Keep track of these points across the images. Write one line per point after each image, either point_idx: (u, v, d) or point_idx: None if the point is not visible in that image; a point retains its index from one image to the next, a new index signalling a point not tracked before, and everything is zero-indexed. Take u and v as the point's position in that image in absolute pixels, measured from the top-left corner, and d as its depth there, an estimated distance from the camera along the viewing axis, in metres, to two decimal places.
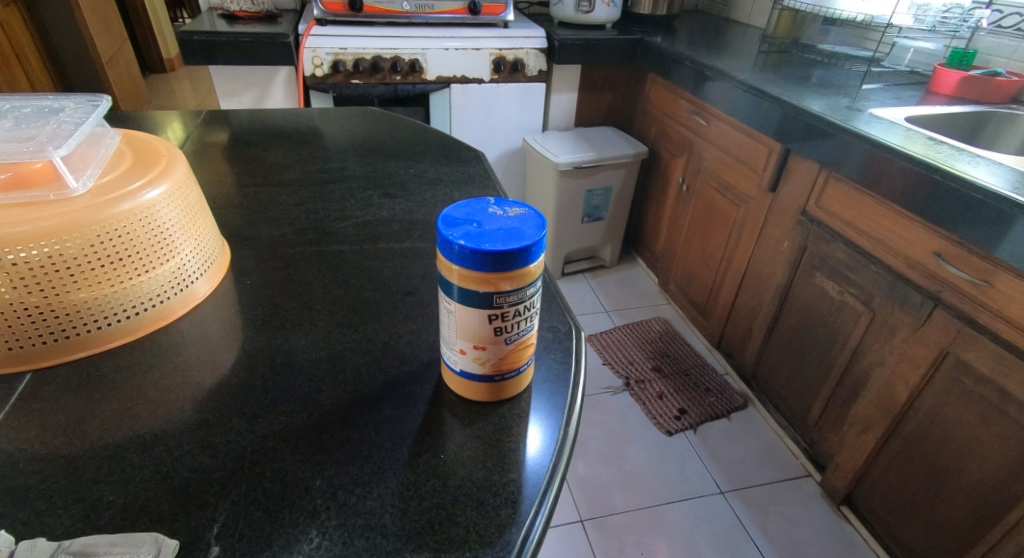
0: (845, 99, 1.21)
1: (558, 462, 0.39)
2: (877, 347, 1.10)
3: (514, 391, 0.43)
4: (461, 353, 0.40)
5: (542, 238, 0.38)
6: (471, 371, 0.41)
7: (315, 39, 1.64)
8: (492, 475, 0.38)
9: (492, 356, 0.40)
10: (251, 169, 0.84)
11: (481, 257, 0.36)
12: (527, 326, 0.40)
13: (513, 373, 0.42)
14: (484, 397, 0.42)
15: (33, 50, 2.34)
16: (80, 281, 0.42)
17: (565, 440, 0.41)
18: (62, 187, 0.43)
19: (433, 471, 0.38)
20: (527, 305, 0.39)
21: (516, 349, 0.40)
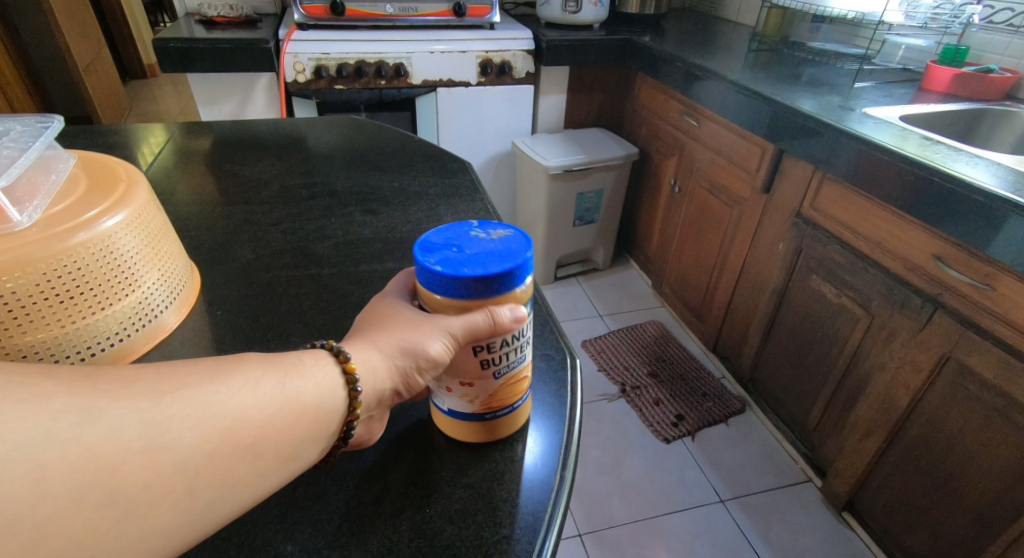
0: (837, 98, 1.19)
1: (553, 513, 0.37)
2: (876, 351, 1.08)
3: (507, 429, 0.42)
4: (446, 391, 0.39)
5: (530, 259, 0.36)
6: (458, 410, 0.39)
7: (296, 44, 1.60)
8: (483, 531, 0.36)
9: (479, 394, 0.38)
10: (229, 184, 0.81)
11: (459, 284, 0.35)
12: (518, 359, 0.38)
13: (504, 410, 0.40)
14: (473, 436, 0.41)
15: (6, 58, 2.28)
16: (29, 322, 0.39)
17: (562, 486, 0.39)
18: (5, 220, 0.39)
19: (418, 529, 0.36)
20: (516, 335, 0.37)
21: (505, 385, 0.39)
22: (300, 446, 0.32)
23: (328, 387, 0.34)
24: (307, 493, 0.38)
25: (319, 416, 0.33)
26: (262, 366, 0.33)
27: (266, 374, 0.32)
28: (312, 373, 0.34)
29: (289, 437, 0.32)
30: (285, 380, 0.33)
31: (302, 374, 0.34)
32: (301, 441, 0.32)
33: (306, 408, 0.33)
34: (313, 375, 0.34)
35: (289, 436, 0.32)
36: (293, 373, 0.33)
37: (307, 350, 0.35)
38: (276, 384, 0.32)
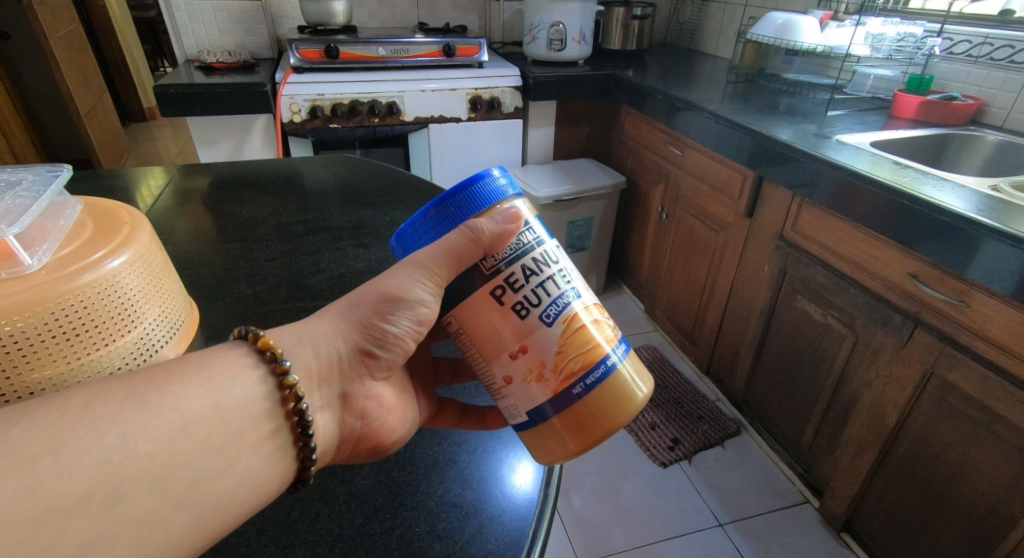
0: (812, 126, 1.25)
1: (537, 533, 0.41)
2: (863, 369, 1.10)
3: (607, 404, 0.41)
4: (517, 383, 0.41)
5: (494, 186, 0.42)
6: (539, 395, 0.40)
7: (292, 86, 1.65)
8: (469, 548, 0.39)
9: (546, 361, 0.40)
10: (227, 223, 0.84)
11: (428, 218, 0.42)
12: (560, 295, 0.40)
13: (591, 373, 0.40)
14: (581, 427, 0.41)
15: (8, 105, 2.34)
16: (36, 360, 0.40)
17: (545, 509, 0.43)
18: (15, 264, 0.41)
19: (406, 549, 0.39)
20: (531, 262, 0.40)
21: (568, 335, 0.40)
22: (193, 472, 0.31)
23: (221, 399, 0.34)
24: (303, 513, 0.41)
25: (212, 436, 0.33)
26: (108, 390, 0.31)
27: (110, 402, 0.31)
28: (194, 389, 0.33)
29: (159, 471, 0.30)
30: (143, 403, 0.31)
31: (173, 392, 0.32)
32: (190, 468, 0.31)
33: (186, 430, 0.32)
34: (195, 390, 0.33)
35: (159, 469, 0.30)
36: (164, 391, 0.32)
37: (203, 357, 0.36)
38: (118, 413, 0.30)
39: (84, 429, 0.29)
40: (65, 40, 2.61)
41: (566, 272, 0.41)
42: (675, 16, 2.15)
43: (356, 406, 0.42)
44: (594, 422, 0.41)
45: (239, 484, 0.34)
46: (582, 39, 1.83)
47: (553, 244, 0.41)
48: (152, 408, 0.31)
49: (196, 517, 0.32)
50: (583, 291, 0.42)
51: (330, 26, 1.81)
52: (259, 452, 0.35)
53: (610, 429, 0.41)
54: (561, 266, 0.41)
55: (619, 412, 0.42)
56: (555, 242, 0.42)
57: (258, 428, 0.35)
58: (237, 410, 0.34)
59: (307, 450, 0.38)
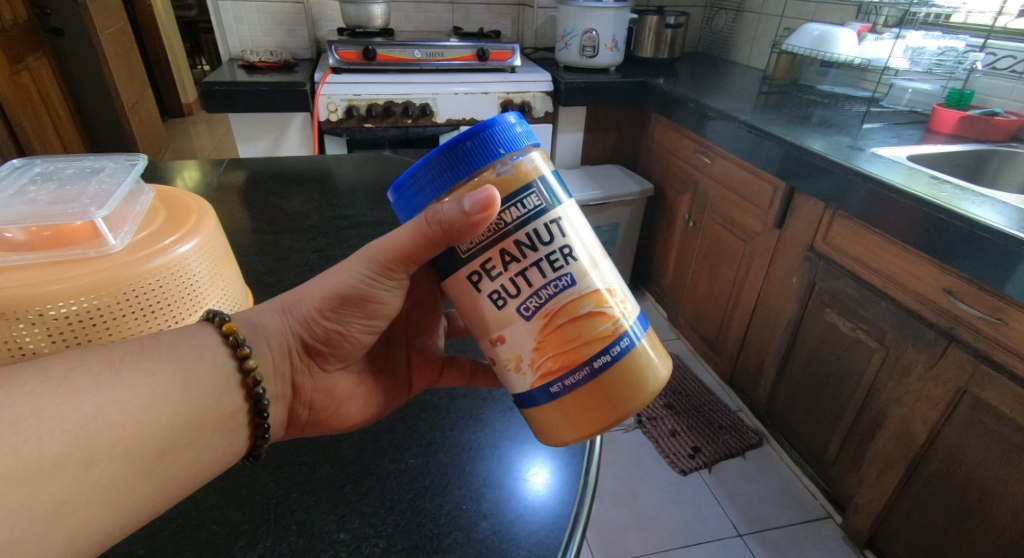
0: (846, 138, 1.24)
1: (579, 515, 0.43)
2: (893, 385, 1.09)
3: (592, 405, 0.41)
4: (500, 368, 0.42)
5: (494, 140, 0.39)
6: (519, 385, 0.42)
7: (330, 86, 1.70)
8: (516, 526, 0.41)
9: (523, 356, 0.41)
10: (272, 216, 0.87)
11: (425, 168, 0.40)
12: (544, 286, 0.39)
13: (571, 374, 0.40)
14: (558, 424, 0.42)
15: (59, 98, 2.43)
16: (114, 335, 0.43)
17: (587, 491, 0.45)
18: (100, 245, 0.45)
19: (456, 524, 0.41)
20: (512, 246, 0.39)
21: (547, 332, 0.40)
22: (160, 442, 0.34)
23: (189, 377, 0.36)
24: (358, 490, 0.44)
25: (181, 411, 0.35)
26: (84, 361, 0.33)
27: (86, 372, 0.33)
28: (165, 365, 0.36)
29: (130, 441, 0.33)
30: (117, 376, 0.34)
31: (145, 367, 0.35)
32: (158, 438, 0.34)
33: (156, 404, 0.34)
34: (165, 367, 0.36)
35: (131, 439, 0.33)
36: (135, 364, 0.34)
37: (172, 336, 0.38)
38: (93, 384, 0.32)
39: (62, 396, 0.31)
40: (113, 39, 2.72)
41: (557, 256, 0.39)
42: (708, 25, 2.15)
43: (305, 398, 0.46)
44: (573, 421, 0.42)
45: (200, 458, 0.37)
46: (614, 47, 1.84)
47: (547, 222, 0.39)
48: (126, 380, 0.34)
49: (160, 484, 0.35)
50: (578, 278, 0.40)
51: (368, 29, 1.85)
52: (223, 428, 0.38)
53: (589, 431, 0.42)
54: (551, 248, 0.39)
55: (603, 416, 0.41)
56: (552, 217, 0.39)
57: (222, 406, 0.38)
58: (203, 388, 0.37)
59: (260, 429, 0.41)
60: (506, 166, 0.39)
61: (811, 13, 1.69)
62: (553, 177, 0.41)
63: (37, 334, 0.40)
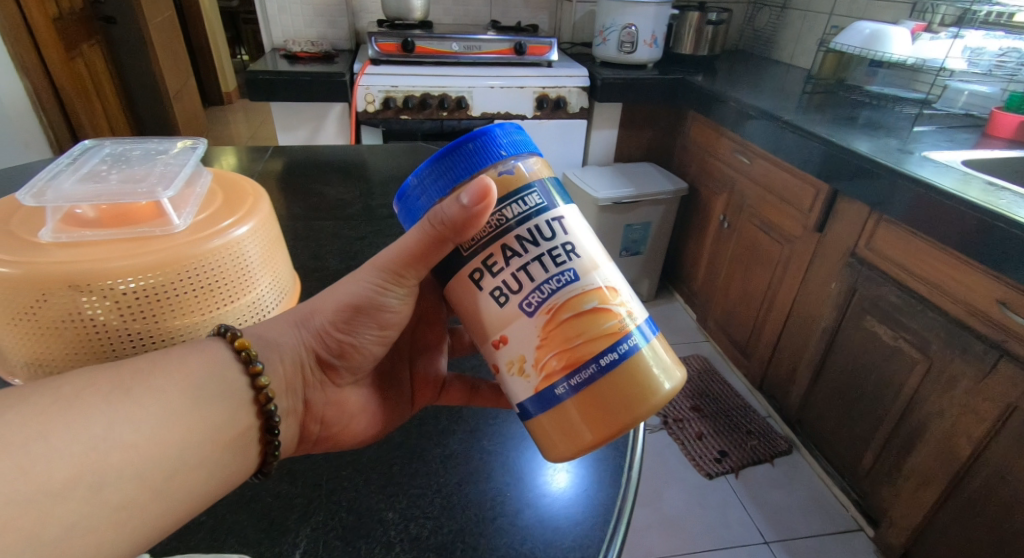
0: (894, 141, 1.21)
1: (622, 505, 0.43)
2: (935, 397, 1.06)
3: (600, 408, 0.37)
4: (502, 374, 0.39)
5: (496, 143, 0.39)
6: (522, 391, 0.39)
7: (368, 77, 1.72)
8: (559, 513, 0.42)
9: (526, 356, 0.38)
10: (314, 204, 0.89)
11: (428, 170, 0.40)
12: (546, 280, 0.37)
13: (578, 373, 0.37)
14: (565, 431, 0.38)
15: (109, 84, 2.51)
16: (175, 312, 0.46)
17: (630, 482, 0.45)
18: (164, 224, 0.47)
19: (499, 509, 0.42)
20: (513, 241, 0.38)
21: (550, 328, 0.37)
22: (172, 463, 0.34)
23: (201, 394, 0.36)
24: (403, 470, 0.45)
25: (192, 430, 0.35)
26: (96, 380, 0.33)
27: (97, 392, 0.32)
28: (176, 382, 0.35)
29: (141, 461, 0.32)
30: (128, 395, 0.33)
31: (156, 385, 0.34)
32: (170, 459, 0.34)
33: (168, 424, 0.34)
34: (176, 385, 0.35)
35: (141, 460, 0.32)
36: (147, 383, 0.34)
37: (184, 351, 0.37)
38: (105, 405, 0.32)
39: (73, 417, 0.31)
40: (160, 27, 2.79)
41: (559, 251, 0.37)
42: (750, 21, 2.11)
43: (316, 414, 0.44)
44: (581, 427, 0.38)
45: (213, 475, 0.36)
46: (653, 43, 1.81)
47: (550, 218, 0.38)
48: (137, 400, 0.33)
49: (171, 505, 0.34)
50: (582, 273, 0.38)
51: (408, 21, 1.87)
52: (234, 445, 0.37)
53: (599, 437, 0.38)
54: (553, 244, 0.38)
55: (613, 419, 0.37)
56: (554, 214, 0.38)
57: (234, 424, 0.37)
58: (215, 406, 0.36)
59: (270, 446, 0.40)
60: (507, 166, 0.39)
61: (861, 10, 1.65)
62: (556, 181, 0.40)
63: (107, 306, 0.43)
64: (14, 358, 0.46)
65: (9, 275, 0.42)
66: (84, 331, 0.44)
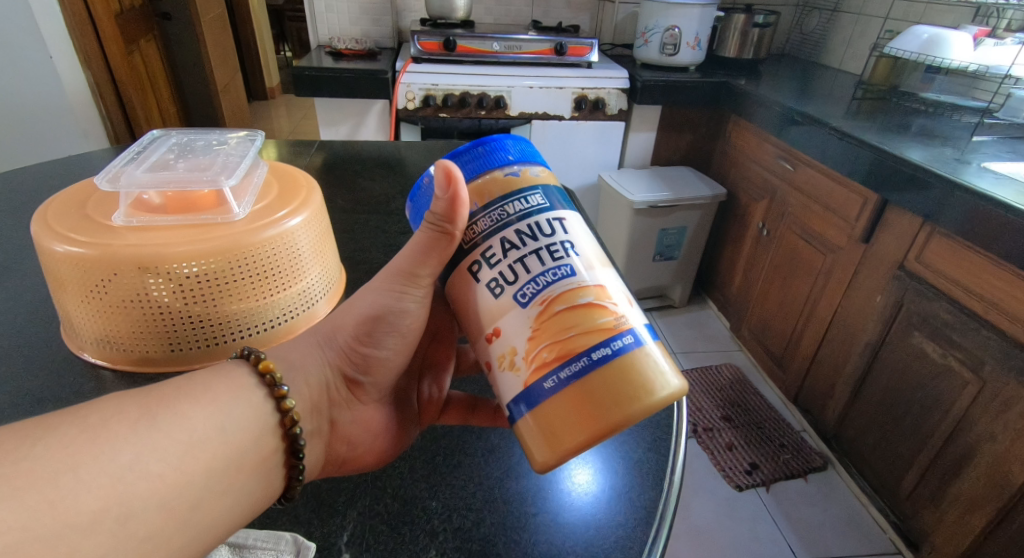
0: (951, 151, 1.17)
1: (665, 507, 0.42)
2: (986, 420, 1.02)
3: (591, 405, 0.34)
4: (493, 370, 0.37)
5: (505, 150, 0.40)
6: (511, 387, 0.36)
7: (410, 75, 1.74)
8: (602, 511, 0.41)
9: (517, 348, 0.36)
10: (357, 198, 0.91)
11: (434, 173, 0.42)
12: (542, 273, 0.36)
13: (569, 364, 0.34)
14: (554, 429, 0.34)
15: (163, 77, 2.61)
16: (232, 297, 0.48)
17: (673, 485, 0.43)
18: (225, 212, 0.49)
19: (539, 504, 0.42)
20: (512, 235, 0.37)
21: (543, 318, 0.35)
22: (196, 492, 0.32)
23: (226, 421, 0.34)
24: (443, 461, 0.46)
25: (217, 456, 0.33)
26: (122, 408, 0.31)
27: (124, 421, 0.31)
28: (201, 409, 0.33)
29: (167, 491, 0.31)
30: (153, 424, 0.31)
31: (182, 412, 0.32)
32: (194, 488, 0.32)
33: (193, 452, 0.32)
34: (201, 412, 0.33)
35: (168, 489, 0.31)
36: (172, 411, 0.32)
37: (206, 377, 0.35)
38: (131, 434, 0.30)
39: (100, 448, 0.29)
40: (212, 23, 2.88)
41: (558, 248, 0.36)
42: (798, 25, 2.06)
43: (341, 433, 0.43)
44: (570, 424, 0.34)
45: (236, 503, 0.34)
46: (697, 45, 1.78)
47: (550, 217, 0.37)
48: (163, 428, 0.31)
49: (197, 535, 0.32)
50: (579, 270, 0.36)
51: (450, 20, 1.88)
52: (257, 472, 0.35)
53: (590, 436, 0.34)
54: (552, 240, 0.37)
55: (606, 417, 0.34)
56: (556, 215, 0.38)
57: (258, 449, 0.35)
58: (239, 432, 0.34)
59: (294, 470, 0.38)
60: (512, 169, 0.39)
61: (919, 15, 1.60)
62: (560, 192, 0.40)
63: (171, 288, 0.46)
64: (84, 333, 0.49)
65: (85, 254, 0.44)
66: (149, 309, 0.47)
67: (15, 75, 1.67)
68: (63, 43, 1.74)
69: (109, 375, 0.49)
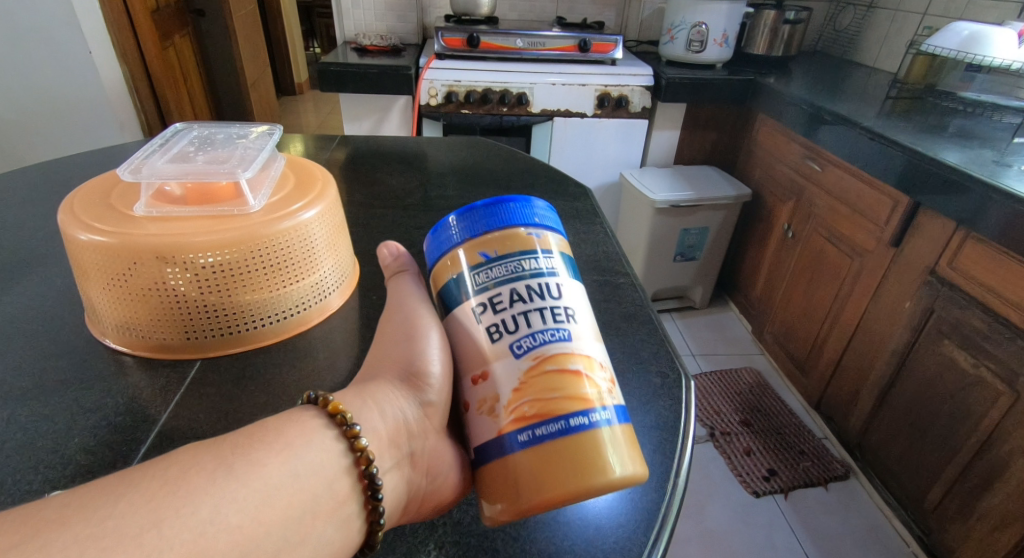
0: (990, 153, 1.13)
1: (668, 510, 0.41)
2: (1018, 434, 0.98)
3: (555, 471, 0.33)
4: (471, 412, 0.37)
5: (531, 212, 0.41)
6: (486, 431, 0.35)
7: (433, 71, 1.75)
8: (602, 510, 0.41)
9: (500, 396, 0.35)
10: (375, 193, 0.91)
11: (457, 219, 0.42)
12: (542, 330, 0.36)
13: (545, 424, 0.34)
14: (514, 482, 0.34)
15: (196, 71, 2.67)
16: (248, 288, 0.50)
17: (677, 486, 0.43)
18: (242, 204, 0.50)
19: None
20: (523, 288, 0.37)
21: (530, 374, 0.35)
22: (275, 542, 0.29)
23: (301, 466, 0.31)
24: None
25: (294, 502, 0.30)
26: (199, 459, 0.29)
27: (201, 472, 0.29)
28: (276, 455, 0.31)
29: (248, 543, 0.28)
30: (231, 474, 0.29)
31: (257, 458, 0.30)
32: (273, 537, 0.29)
33: (270, 500, 0.29)
34: (277, 458, 0.31)
35: (248, 542, 0.28)
36: (248, 458, 0.30)
37: (278, 421, 0.33)
38: (210, 485, 0.28)
39: (179, 501, 0.27)
40: (244, 19, 2.94)
41: (561, 311, 0.37)
42: (832, 21, 2.01)
43: (421, 464, 0.38)
44: (531, 483, 0.33)
45: (315, 553, 0.31)
46: (724, 42, 1.75)
47: (560, 282, 0.38)
48: (240, 477, 0.29)
49: None
50: (576, 336, 0.36)
51: (474, 16, 1.88)
52: (336, 517, 0.32)
53: (546, 498, 0.33)
54: (556, 303, 0.37)
55: (566, 484, 0.33)
56: (565, 280, 0.38)
57: (334, 493, 0.32)
58: (316, 476, 0.31)
59: (376, 514, 0.34)
60: (534, 231, 0.40)
61: (959, 11, 1.54)
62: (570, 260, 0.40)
63: (188, 278, 0.47)
64: (106, 318, 0.50)
65: (108, 243, 0.45)
66: (167, 298, 0.48)
67: (55, 70, 1.73)
68: (101, 39, 1.79)
69: (131, 361, 0.50)
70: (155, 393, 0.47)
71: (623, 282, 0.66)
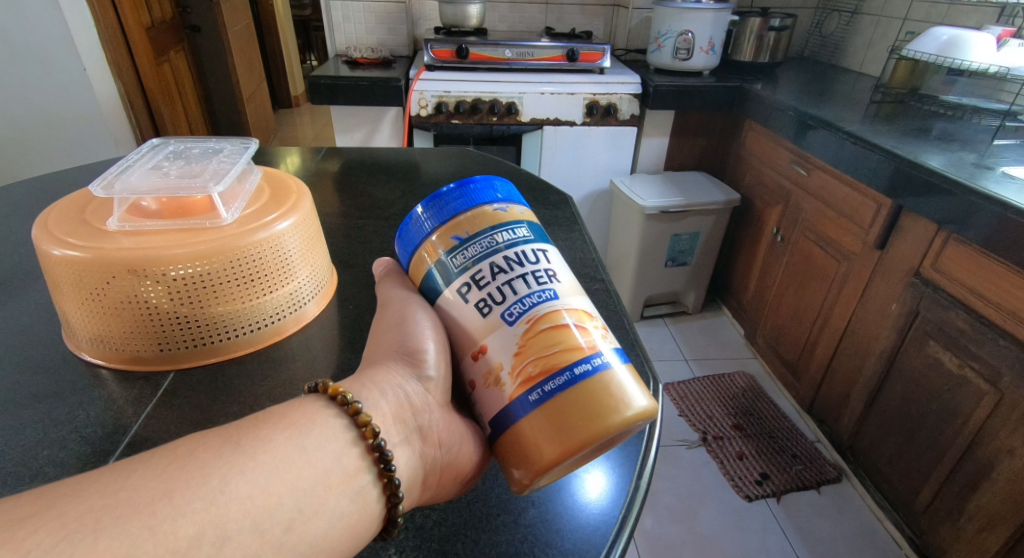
0: (971, 156, 1.14)
1: (627, 513, 0.42)
2: (1004, 434, 0.98)
3: (575, 420, 0.34)
4: (478, 388, 0.37)
5: (493, 188, 0.41)
6: (496, 402, 0.36)
7: (423, 83, 1.76)
8: (562, 515, 0.41)
9: (502, 365, 0.36)
10: (359, 203, 0.93)
11: (420, 215, 0.41)
12: (527, 294, 0.36)
13: (551, 380, 0.34)
14: (536, 439, 0.34)
15: (191, 87, 2.69)
16: (221, 299, 0.51)
17: (637, 491, 0.43)
18: (215, 217, 0.51)
19: (504, 507, 0.42)
20: (501, 260, 0.37)
21: (526, 335, 0.35)
22: (288, 513, 0.29)
23: (307, 442, 0.32)
24: None
25: (303, 475, 0.31)
26: (205, 438, 0.30)
27: (209, 448, 0.30)
28: (281, 432, 0.32)
29: (259, 513, 0.29)
30: (239, 449, 0.30)
31: (263, 435, 0.31)
32: (286, 508, 0.29)
33: (279, 472, 0.30)
34: (284, 434, 0.32)
35: (260, 511, 0.28)
36: (254, 435, 0.31)
37: (281, 405, 0.34)
38: (218, 459, 0.29)
39: (191, 473, 0.28)
40: (239, 35, 2.97)
41: (542, 274, 0.37)
42: (817, 28, 2.03)
43: (431, 438, 0.38)
44: (553, 434, 0.34)
45: (331, 524, 0.31)
46: (711, 49, 1.77)
47: (536, 247, 0.38)
48: (247, 452, 0.30)
49: None
50: (561, 294, 0.37)
51: (463, 28, 1.91)
52: (349, 489, 0.32)
53: (570, 446, 0.34)
54: (537, 267, 0.37)
55: (585, 428, 0.33)
56: (538, 246, 0.38)
57: (345, 466, 0.32)
58: (323, 451, 0.32)
59: (393, 487, 0.34)
60: (500, 206, 0.40)
61: (941, 16, 1.56)
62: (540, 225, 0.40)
63: (161, 291, 0.48)
64: (80, 331, 0.51)
65: (81, 257, 0.46)
66: (140, 310, 0.49)
67: (51, 86, 1.75)
68: (96, 55, 1.81)
69: (107, 374, 0.51)
70: (130, 404, 0.48)
71: (598, 289, 0.67)
